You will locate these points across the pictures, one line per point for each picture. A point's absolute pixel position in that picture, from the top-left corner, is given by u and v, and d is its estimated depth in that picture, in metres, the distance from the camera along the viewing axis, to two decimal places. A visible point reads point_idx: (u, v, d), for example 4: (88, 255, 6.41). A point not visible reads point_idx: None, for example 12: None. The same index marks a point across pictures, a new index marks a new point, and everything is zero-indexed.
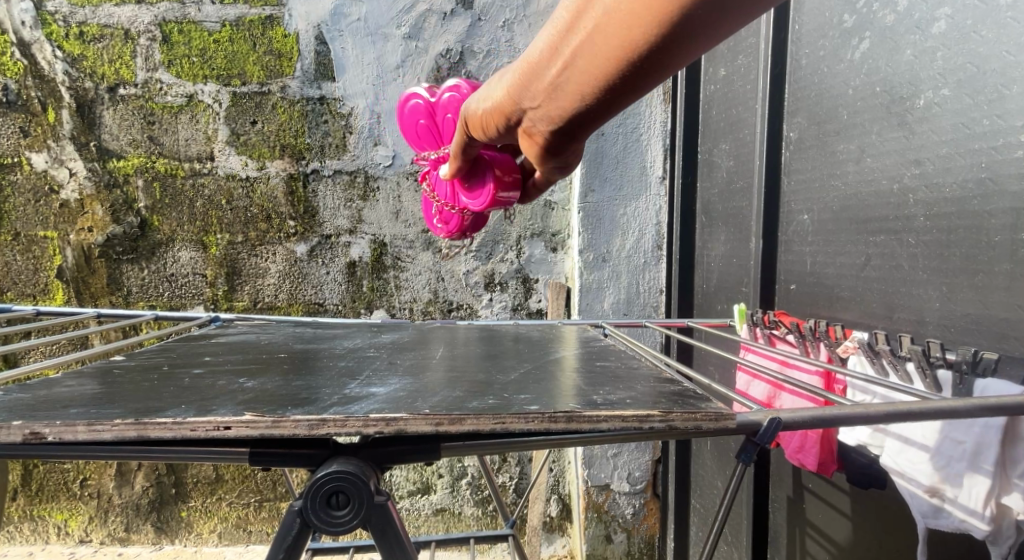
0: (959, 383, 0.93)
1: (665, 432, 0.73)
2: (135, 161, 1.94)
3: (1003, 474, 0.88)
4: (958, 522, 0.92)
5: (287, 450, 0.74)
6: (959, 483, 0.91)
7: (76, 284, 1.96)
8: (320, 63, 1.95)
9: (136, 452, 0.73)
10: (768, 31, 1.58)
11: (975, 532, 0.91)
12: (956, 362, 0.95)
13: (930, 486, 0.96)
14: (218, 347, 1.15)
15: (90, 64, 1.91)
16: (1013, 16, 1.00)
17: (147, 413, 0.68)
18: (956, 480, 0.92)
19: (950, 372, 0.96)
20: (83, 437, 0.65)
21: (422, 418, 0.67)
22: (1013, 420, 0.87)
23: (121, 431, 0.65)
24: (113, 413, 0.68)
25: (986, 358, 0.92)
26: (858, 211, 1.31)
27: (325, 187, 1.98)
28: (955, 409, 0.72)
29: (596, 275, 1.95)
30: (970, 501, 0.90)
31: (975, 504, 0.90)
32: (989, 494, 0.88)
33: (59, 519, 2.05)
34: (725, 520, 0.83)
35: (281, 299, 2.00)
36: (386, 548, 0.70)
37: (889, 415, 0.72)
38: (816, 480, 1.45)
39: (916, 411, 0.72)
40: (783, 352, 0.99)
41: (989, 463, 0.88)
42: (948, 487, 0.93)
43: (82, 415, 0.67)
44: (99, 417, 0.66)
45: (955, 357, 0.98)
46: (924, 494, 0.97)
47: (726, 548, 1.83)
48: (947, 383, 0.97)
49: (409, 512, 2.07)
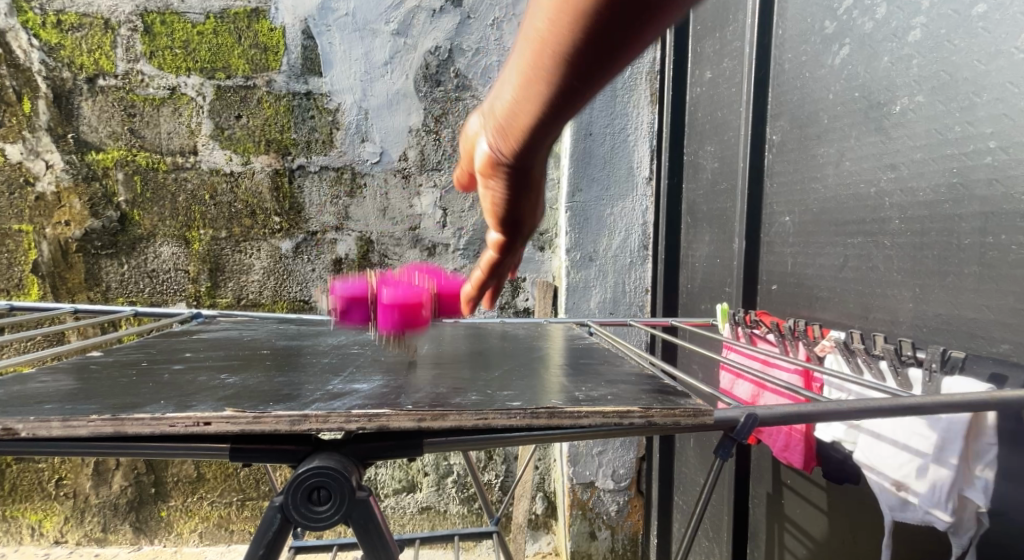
0: (928, 381, 0.96)
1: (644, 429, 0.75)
2: (115, 154, 1.90)
3: (965, 468, 0.92)
4: (923, 514, 0.94)
5: (268, 447, 0.72)
6: (925, 476, 0.93)
7: (52, 278, 1.91)
8: (306, 58, 1.93)
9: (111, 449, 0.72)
10: (753, 35, 1.60)
11: (938, 524, 0.94)
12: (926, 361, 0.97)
13: (898, 480, 0.98)
14: (200, 343, 1.13)
15: (68, 54, 1.87)
16: (984, 26, 1.03)
17: (124, 409, 0.67)
18: (922, 472, 0.94)
19: (920, 369, 0.98)
20: (58, 432, 0.64)
21: (404, 414, 0.68)
22: (976, 414, 0.91)
23: (97, 427, 0.65)
24: (88, 409, 0.67)
25: (954, 357, 0.94)
26: (835, 213, 1.34)
27: (312, 182, 1.96)
28: (923, 405, 0.75)
29: (583, 274, 1.96)
30: (935, 493, 0.93)
31: (939, 497, 0.92)
32: (951, 486, 0.91)
33: (33, 520, 2.00)
34: (704, 513, 0.84)
35: (266, 296, 1.97)
36: (367, 543, 0.70)
37: (861, 411, 0.75)
38: (794, 477, 1.48)
39: (887, 408, 0.75)
40: (765, 353, 1.02)
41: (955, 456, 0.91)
42: (914, 481, 0.95)
43: (55, 411, 0.66)
44: (74, 413, 0.66)
45: (926, 354, 1.00)
46: (891, 487, 0.99)
47: (707, 545, 1.86)
48: (917, 381, 0.98)
49: (394, 511, 2.05)
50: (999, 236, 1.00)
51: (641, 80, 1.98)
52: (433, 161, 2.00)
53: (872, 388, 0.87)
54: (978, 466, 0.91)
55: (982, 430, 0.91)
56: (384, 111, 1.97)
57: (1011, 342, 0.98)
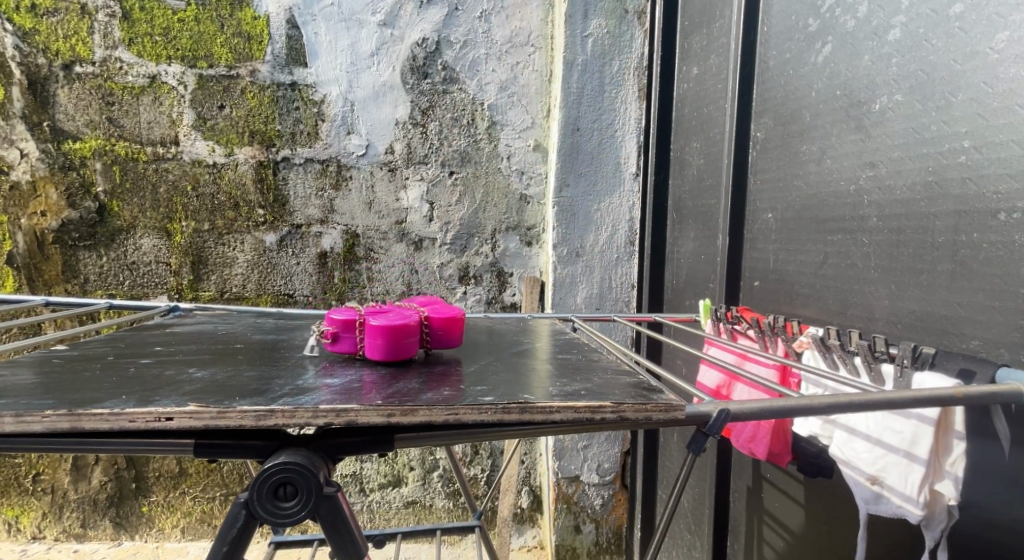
0: (899, 376, 0.97)
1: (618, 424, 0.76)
2: (93, 143, 1.86)
3: (935, 462, 0.94)
4: (896, 508, 0.96)
5: (235, 443, 0.73)
6: (897, 470, 0.96)
7: (28, 270, 1.86)
8: (291, 47, 1.90)
9: (71, 444, 0.71)
10: (738, 31, 1.60)
11: (910, 517, 0.96)
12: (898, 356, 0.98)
13: (872, 474, 1.00)
14: (174, 336, 1.11)
15: (43, 39, 1.82)
16: (961, 27, 1.05)
17: (82, 404, 0.67)
18: (894, 467, 0.96)
19: (892, 364, 1.00)
20: (11, 428, 0.64)
21: (373, 410, 0.68)
22: (946, 409, 0.93)
23: (52, 422, 0.65)
24: (45, 405, 0.67)
25: (925, 353, 0.95)
26: (816, 211, 1.35)
27: (296, 175, 1.94)
28: (893, 401, 0.78)
29: (570, 270, 1.97)
30: (906, 488, 0.95)
31: (911, 491, 0.94)
32: (923, 480, 0.93)
33: (9, 515, 1.97)
34: (676, 504, 0.88)
35: (249, 289, 1.94)
36: (335, 539, 0.70)
37: (831, 406, 0.77)
38: (774, 471, 1.50)
39: (856, 403, 0.77)
40: (744, 348, 1.07)
41: (926, 451, 0.93)
42: (888, 475, 0.97)
43: (11, 407, 0.66)
44: (29, 408, 0.66)
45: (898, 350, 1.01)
46: (865, 482, 1.01)
47: (689, 537, 1.88)
48: (888, 376, 1.00)
49: (379, 505, 2.05)
50: (971, 234, 1.02)
51: (629, 75, 1.98)
52: (420, 155, 1.98)
53: (845, 384, 0.90)
54: (949, 460, 0.93)
55: (952, 425, 0.93)
56: (370, 103, 1.95)
57: (981, 338, 1.00)
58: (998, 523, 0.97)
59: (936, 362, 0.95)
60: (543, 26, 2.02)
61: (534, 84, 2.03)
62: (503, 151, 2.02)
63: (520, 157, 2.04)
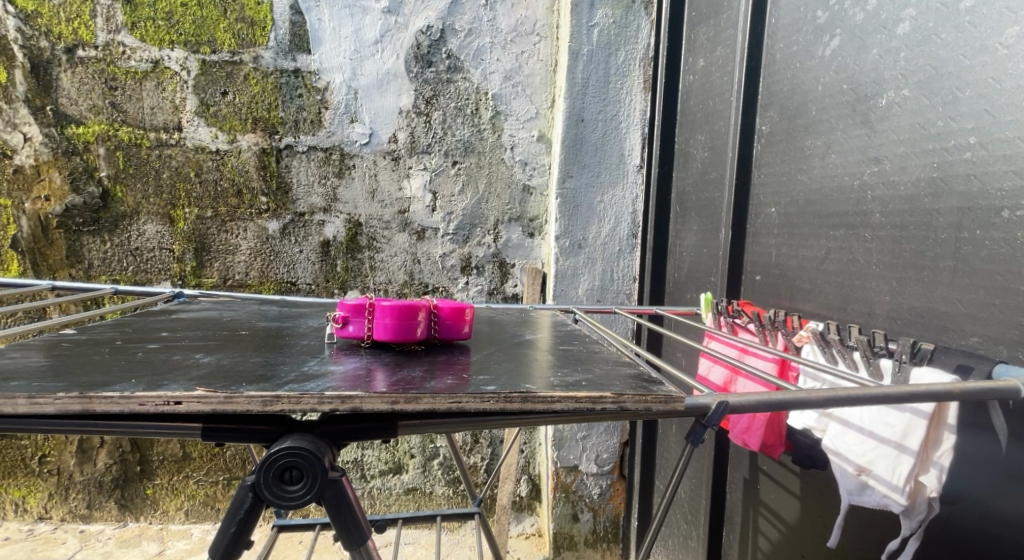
0: (897, 370, 0.97)
1: (617, 415, 0.76)
2: (95, 128, 1.86)
3: (923, 455, 0.94)
4: (881, 497, 0.97)
5: (241, 427, 0.74)
6: (885, 461, 0.97)
7: (32, 255, 1.88)
8: (294, 33, 1.89)
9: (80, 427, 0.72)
10: (746, 22, 1.59)
11: (893, 507, 0.97)
12: (897, 352, 0.98)
13: (859, 464, 1.01)
14: (179, 322, 1.12)
15: (45, 22, 1.82)
16: (971, 21, 1.04)
17: (92, 387, 0.68)
18: (883, 458, 0.97)
19: (891, 360, 1.00)
20: (23, 409, 0.65)
21: (377, 397, 0.69)
22: (941, 403, 0.93)
23: (64, 404, 0.66)
24: (56, 387, 0.68)
25: (924, 349, 0.94)
26: (820, 205, 1.35)
27: (299, 162, 1.93)
28: (891, 396, 0.78)
29: (572, 261, 1.97)
30: (893, 478, 0.96)
31: (896, 480, 0.95)
32: (910, 471, 0.94)
33: (16, 496, 2.00)
34: (676, 492, 0.89)
35: (252, 277, 1.94)
36: (339, 521, 0.72)
37: (830, 400, 0.77)
38: (771, 463, 1.51)
39: (855, 397, 0.77)
40: (744, 341, 1.06)
41: (915, 443, 0.93)
42: (876, 465, 0.98)
43: (23, 388, 0.67)
44: (41, 390, 0.67)
45: (898, 346, 1.01)
46: (853, 471, 1.02)
47: (686, 528, 1.91)
48: (887, 370, 1.00)
49: (380, 491, 2.08)
50: (974, 231, 1.02)
51: (635, 65, 1.97)
52: (424, 144, 1.98)
53: (844, 378, 0.90)
54: (936, 453, 0.94)
55: (945, 419, 0.93)
56: (374, 92, 1.94)
57: (980, 335, 1.01)
58: (988, 514, 0.98)
59: (935, 358, 0.94)
60: (549, 15, 2.01)
61: (539, 73, 2.02)
62: (507, 141, 2.01)
63: (523, 148, 2.03)
